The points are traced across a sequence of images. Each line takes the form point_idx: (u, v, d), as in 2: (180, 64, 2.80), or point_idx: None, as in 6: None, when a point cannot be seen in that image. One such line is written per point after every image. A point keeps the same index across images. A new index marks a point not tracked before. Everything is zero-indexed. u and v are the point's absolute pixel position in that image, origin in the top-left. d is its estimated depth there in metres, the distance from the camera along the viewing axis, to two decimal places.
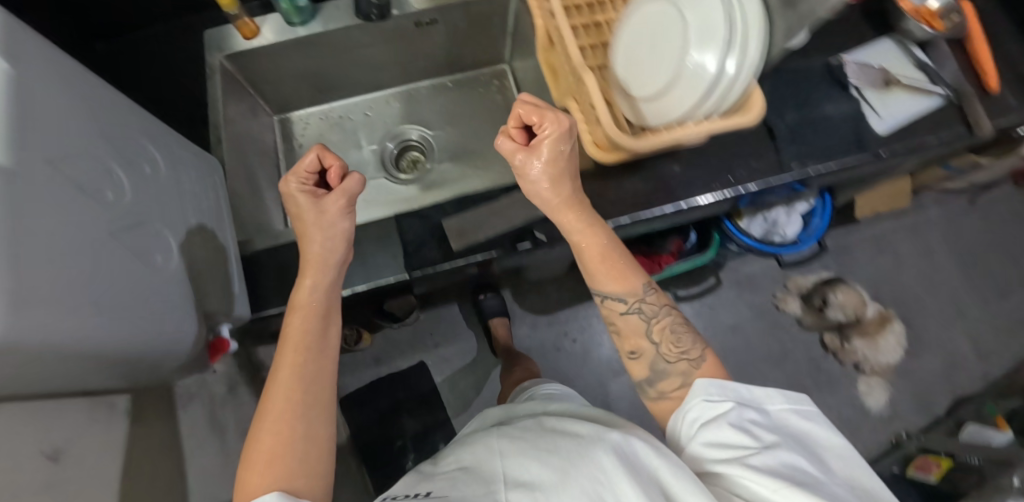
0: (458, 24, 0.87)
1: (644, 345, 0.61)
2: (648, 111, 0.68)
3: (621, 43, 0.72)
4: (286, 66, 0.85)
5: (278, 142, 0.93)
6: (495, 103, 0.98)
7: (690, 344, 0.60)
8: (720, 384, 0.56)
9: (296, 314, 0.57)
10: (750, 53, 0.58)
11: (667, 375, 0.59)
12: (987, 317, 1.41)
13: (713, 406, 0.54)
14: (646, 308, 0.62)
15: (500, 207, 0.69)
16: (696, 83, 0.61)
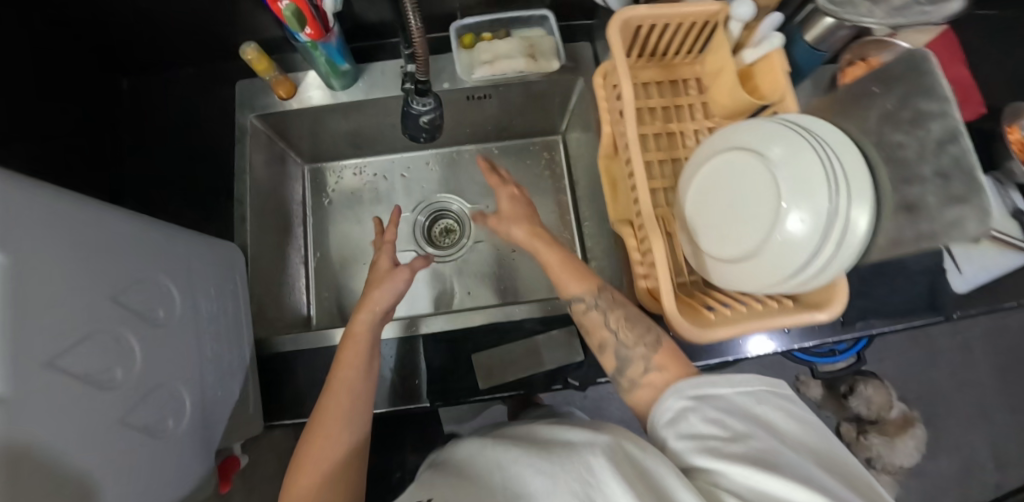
0: (515, 100, 0.79)
1: (605, 336, 0.59)
2: (716, 269, 0.60)
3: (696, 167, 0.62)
4: (326, 126, 0.78)
5: (306, 194, 0.86)
6: (542, 176, 0.90)
7: (644, 328, 0.58)
8: (694, 380, 0.50)
9: (349, 342, 0.59)
10: (851, 242, 0.51)
11: (629, 362, 0.56)
12: (1015, 427, 1.34)
13: (683, 403, 0.49)
14: (604, 301, 0.60)
15: (535, 344, 0.65)
16: (785, 259, 0.53)
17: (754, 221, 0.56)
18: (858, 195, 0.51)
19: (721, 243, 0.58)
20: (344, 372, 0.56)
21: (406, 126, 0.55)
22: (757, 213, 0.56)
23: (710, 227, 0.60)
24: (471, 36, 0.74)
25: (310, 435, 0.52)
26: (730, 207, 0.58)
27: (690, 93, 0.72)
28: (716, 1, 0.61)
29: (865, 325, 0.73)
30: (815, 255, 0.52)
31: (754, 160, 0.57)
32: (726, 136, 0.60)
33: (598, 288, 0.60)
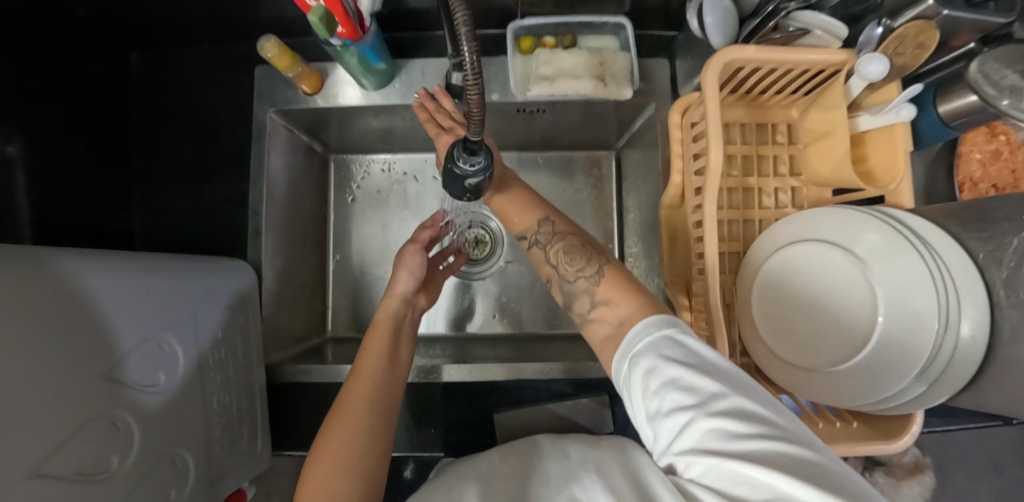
0: (570, 116, 0.69)
1: (549, 272, 0.49)
2: (783, 371, 0.52)
3: (779, 234, 0.54)
4: (355, 123, 0.70)
5: (329, 188, 0.79)
6: (587, 195, 0.81)
7: (587, 258, 0.46)
8: (651, 331, 0.39)
9: (375, 326, 0.52)
10: (955, 369, 0.46)
11: (574, 299, 0.46)
12: None
13: (636, 367, 0.38)
14: (542, 236, 0.50)
15: (562, 410, 0.61)
16: (886, 368, 0.46)
17: (847, 312, 0.49)
18: (968, 329, 0.45)
19: (800, 323, 0.51)
20: (369, 355, 0.48)
21: (448, 183, 0.45)
22: (856, 299, 0.49)
23: (790, 302, 0.52)
24: (531, 39, 0.62)
25: (335, 421, 0.42)
26: (823, 272, 0.51)
27: (779, 140, 0.63)
28: (842, 50, 0.51)
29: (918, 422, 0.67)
30: (912, 387, 0.46)
31: (843, 252, 0.50)
32: (820, 211, 0.52)
33: (539, 220, 0.51)
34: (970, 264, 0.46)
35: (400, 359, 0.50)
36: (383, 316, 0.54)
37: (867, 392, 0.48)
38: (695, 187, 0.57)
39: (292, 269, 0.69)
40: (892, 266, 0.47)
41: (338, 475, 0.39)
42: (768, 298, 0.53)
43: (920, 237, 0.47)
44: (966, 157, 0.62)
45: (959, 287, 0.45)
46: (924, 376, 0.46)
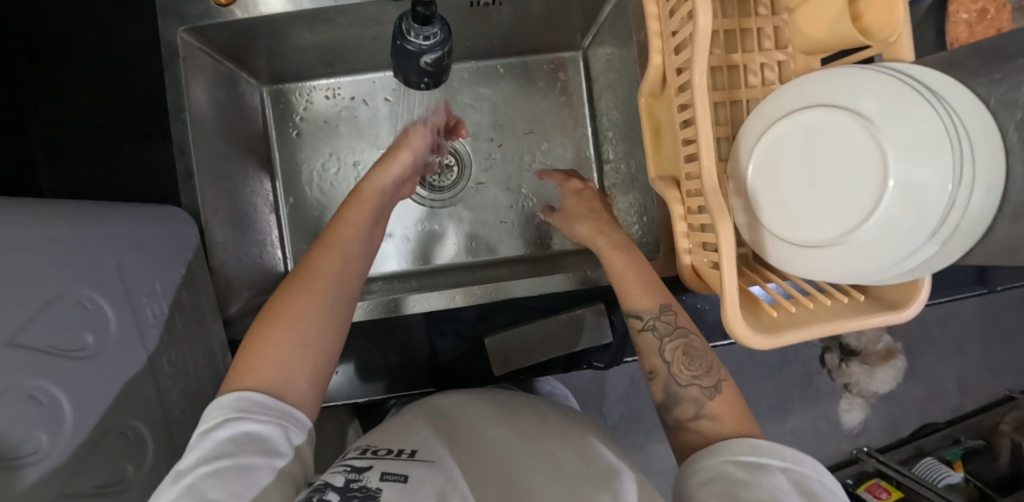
0: (531, 8, 0.61)
1: (658, 365, 0.50)
2: (767, 239, 0.51)
3: (786, 93, 0.50)
4: (286, 39, 0.60)
5: (269, 125, 0.70)
6: (555, 105, 0.74)
7: (705, 367, 0.48)
8: (755, 444, 0.41)
9: (354, 202, 0.52)
10: (966, 216, 0.43)
11: (681, 402, 0.47)
12: (983, 356, 1.42)
13: (731, 469, 0.40)
14: (662, 325, 0.50)
15: (558, 327, 0.57)
16: (890, 218, 0.43)
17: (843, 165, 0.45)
18: (983, 184, 0.42)
19: (793, 166, 0.48)
20: (342, 231, 0.48)
21: (404, 65, 0.40)
22: (856, 149, 0.45)
23: (782, 165, 0.48)
24: None
25: (291, 294, 0.42)
26: (821, 121, 0.46)
27: (761, 12, 0.57)
28: None
29: None
30: (916, 249, 0.44)
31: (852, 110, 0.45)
32: (821, 74, 0.48)
33: (659, 306, 0.51)
34: (982, 109, 0.43)
35: (374, 237, 0.51)
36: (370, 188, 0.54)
37: (873, 259, 0.45)
38: (678, 67, 0.51)
39: (240, 213, 0.61)
40: (898, 111, 0.44)
41: (284, 352, 0.39)
42: (768, 153, 0.50)
43: (932, 92, 0.43)
44: (954, 19, 0.57)
45: (975, 143, 0.42)
46: (936, 237, 0.43)
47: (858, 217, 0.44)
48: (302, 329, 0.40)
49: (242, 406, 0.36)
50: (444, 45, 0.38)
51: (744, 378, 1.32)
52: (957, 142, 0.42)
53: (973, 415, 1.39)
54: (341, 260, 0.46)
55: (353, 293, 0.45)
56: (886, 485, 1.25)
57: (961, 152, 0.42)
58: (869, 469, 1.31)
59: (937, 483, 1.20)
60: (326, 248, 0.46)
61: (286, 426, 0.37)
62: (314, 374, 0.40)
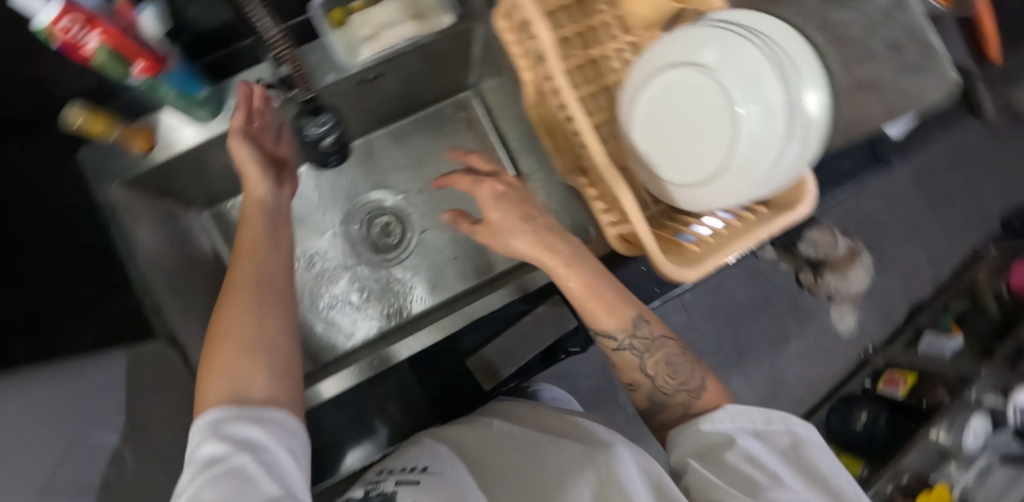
0: (412, 70, 0.68)
1: (641, 379, 0.55)
2: (676, 193, 0.57)
3: (642, 71, 0.57)
4: (211, 163, 0.67)
5: (217, 245, 0.75)
6: (467, 139, 0.81)
7: (688, 373, 0.53)
8: (733, 412, 0.50)
9: (247, 218, 0.56)
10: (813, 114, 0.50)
11: (668, 408, 0.54)
12: (937, 227, 1.52)
13: (709, 436, 0.48)
14: (639, 343, 0.54)
15: (525, 329, 0.61)
16: (758, 146, 0.51)
17: (698, 116, 0.53)
18: (815, 86, 0.49)
19: (671, 126, 0.55)
20: (247, 245, 0.52)
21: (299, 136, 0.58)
22: (711, 100, 0.53)
23: (660, 130, 0.56)
24: (340, 9, 0.58)
25: (226, 313, 0.45)
26: (668, 89, 0.55)
27: (601, 8, 0.63)
28: None
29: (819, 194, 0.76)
30: (789, 148, 0.50)
31: (695, 73, 0.52)
32: (659, 44, 0.56)
33: (633, 322, 0.54)
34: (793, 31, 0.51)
35: (278, 242, 0.54)
36: (250, 205, 0.57)
37: (753, 172, 0.51)
38: (546, 76, 0.58)
39: None
40: (728, 58, 0.51)
41: (235, 360, 0.42)
42: (648, 121, 0.57)
43: (749, 29, 0.51)
44: None
45: (796, 59, 0.50)
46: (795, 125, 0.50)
47: (727, 150, 0.52)
48: (243, 336, 0.43)
49: (214, 416, 0.38)
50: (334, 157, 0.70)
51: (737, 323, 1.38)
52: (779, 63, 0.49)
53: (950, 281, 1.48)
54: (256, 270, 0.49)
55: (283, 293, 0.49)
56: (903, 374, 1.30)
57: (783, 72, 0.49)
58: (880, 365, 1.38)
59: (944, 355, 1.28)
60: (238, 266, 0.50)
61: (262, 420, 0.39)
62: (270, 366, 0.43)
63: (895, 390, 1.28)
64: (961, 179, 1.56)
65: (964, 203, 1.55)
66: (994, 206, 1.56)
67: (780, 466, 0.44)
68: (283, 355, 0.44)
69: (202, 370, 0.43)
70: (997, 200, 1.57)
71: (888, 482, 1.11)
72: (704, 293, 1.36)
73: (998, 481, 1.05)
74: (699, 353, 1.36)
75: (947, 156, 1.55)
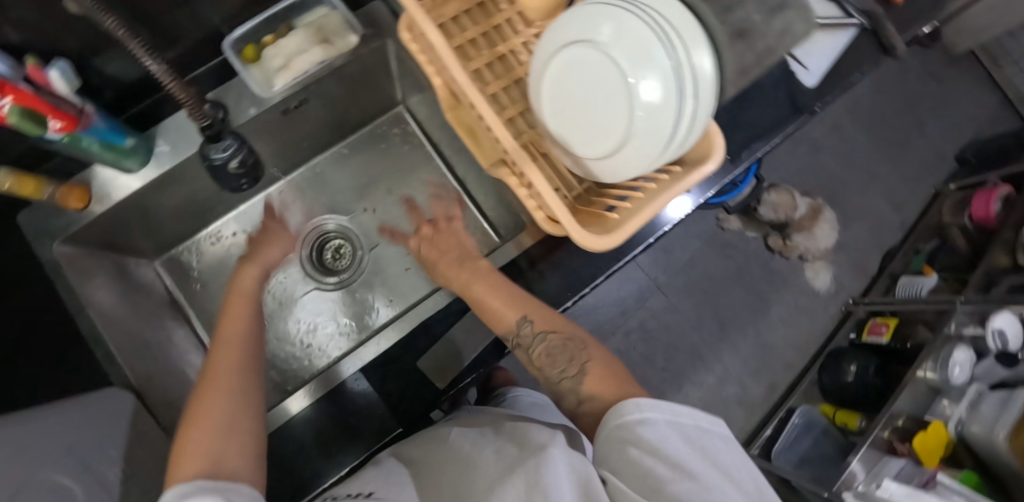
0: (333, 94, 0.70)
1: (538, 371, 0.59)
2: (595, 168, 0.59)
3: (543, 57, 0.58)
4: (151, 212, 0.69)
5: (172, 291, 0.77)
6: (405, 153, 0.83)
7: (568, 361, 0.56)
8: (643, 404, 0.50)
9: (236, 300, 0.60)
10: (702, 73, 0.50)
11: (564, 394, 0.57)
12: (896, 173, 1.55)
13: (617, 433, 0.49)
14: (523, 340, 0.58)
15: (472, 324, 0.65)
16: (653, 115, 0.52)
17: (593, 91, 0.54)
18: (698, 45, 0.50)
19: (575, 106, 0.56)
20: (231, 328, 0.56)
21: (222, 178, 0.55)
22: (604, 76, 0.53)
23: (566, 112, 0.57)
24: (251, 46, 0.63)
25: (208, 388, 0.48)
26: (562, 72, 0.56)
27: (503, 7, 0.67)
28: None
29: (749, 152, 0.77)
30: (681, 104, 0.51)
31: (586, 51, 0.53)
32: (551, 27, 0.56)
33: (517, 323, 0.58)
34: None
35: (259, 325, 0.59)
36: (237, 294, 0.61)
37: (654, 134, 0.53)
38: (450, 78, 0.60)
39: (173, 372, 0.67)
40: (615, 33, 0.52)
41: (212, 434, 0.44)
42: (555, 104, 0.58)
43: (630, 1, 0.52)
44: None
45: (675, 22, 0.50)
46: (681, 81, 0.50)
47: (626, 121, 0.53)
48: (220, 411, 0.46)
49: (185, 488, 0.39)
50: (250, 184, 0.59)
51: (716, 297, 1.39)
52: (661, 30, 0.50)
53: (918, 224, 1.50)
54: (242, 352, 0.53)
55: (261, 375, 0.53)
56: (885, 321, 1.32)
57: (666, 38, 0.50)
58: (862, 315, 1.39)
59: (923, 294, 1.30)
60: (221, 346, 0.53)
61: (228, 491, 0.40)
62: (238, 440, 0.45)
63: (880, 337, 1.29)
64: (912, 124, 1.59)
65: (919, 146, 1.58)
66: (949, 144, 1.59)
67: (686, 454, 0.46)
68: (249, 431, 0.47)
69: (174, 450, 0.44)
70: (950, 139, 1.59)
71: (884, 429, 1.11)
72: (679, 272, 1.38)
73: (988, 410, 1.05)
74: (683, 332, 1.36)
75: (893, 103, 1.59)
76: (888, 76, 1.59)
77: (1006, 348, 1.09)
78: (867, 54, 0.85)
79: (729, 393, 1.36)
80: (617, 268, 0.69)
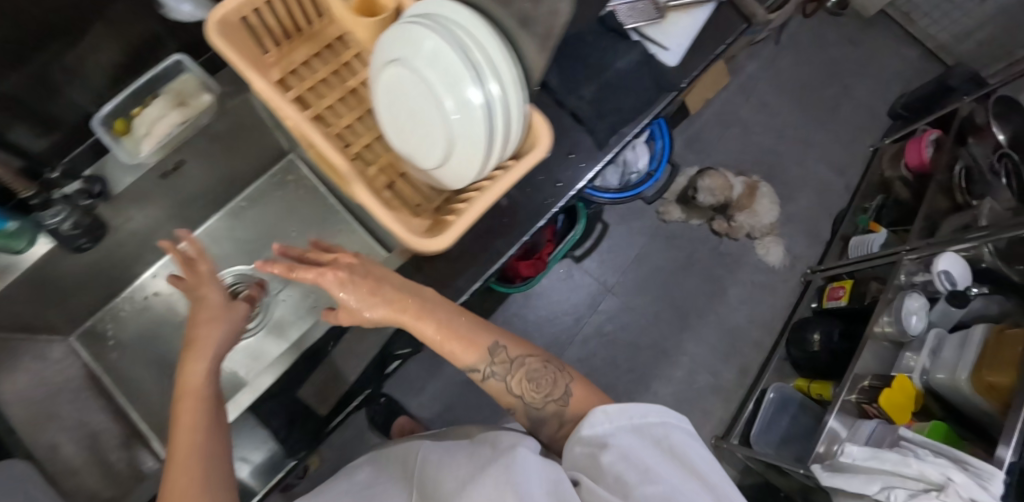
0: (211, 155, 0.74)
1: (514, 400, 0.60)
2: (443, 176, 0.60)
3: (376, 81, 0.60)
4: (52, 290, 0.71)
5: (89, 362, 0.80)
6: (303, 197, 0.86)
7: (550, 385, 0.59)
8: (609, 412, 0.53)
9: (185, 398, 0.53)
10: (505, 74, 0.51)
11: (545, 421, 0.59)
12: (832, 137, 1.55)
13: (585, 448, 0.52)
14: (500, 370, 0.59)
15: (348, 344, 0.62)
16: (470, 121, 0.52)
17: (417, 104, 0.56)
18: (495, 50, 0.51)
19: (411, 122, 0.58)
20: (185, 438, 0.50)
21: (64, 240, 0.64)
22: (422, 91, 0.55)
23: (405, 128, 0.59)
24: (122, 120, 0.68)
25: None
26: (391, 91, 0.58)
27: (350, 46, 0.70)
28: None
29: (619, 137, 0.75)
30: (486, 101, 0.51)
31: (402, 71, 0.55)
32: (376, 52, 0.58)
33: (490, 352, 0.59)
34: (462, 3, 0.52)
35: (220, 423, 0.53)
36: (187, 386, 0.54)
37: (472, 136, 0.53)
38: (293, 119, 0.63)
39: (77, 439, 0.68)
40: (423, 48, 0.52)
41: None
42: (395, 123, 0.60)
43: (431, 17, 0.53)
44: None
45: (471, 31, 0.51)
46: (484, 78, 0.51)
47: (449, 130, 0.54)
48: None
49: None
50: (94, 241, 0.69)
51: (670, 288, 1.37)
52: (459, 42, 0.51)
53: (861, 183, 1.50)
54: (204, 469, 0.48)
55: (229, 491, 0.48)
56: (841, 284, 1.30)
57: (464, 49, 0.51)
58: (821, 282, 1.37)
59: (873, 250, 1.28)
60: (177, 467, 0.48)
61: None
62: None
63: (839, 300, 1.27)
64: (839, 88, 1.60)
65: (850, 108, 1.59)
66: (881, 101, 1.60)
67: (654, 455, 0.49)
68: None
69: None
70: (879, 96, 1.60)
71: (850, 392, 1.09)
72: (628, 270, 1.37)
73: (948, 353, 1.02)
74: (642, 330, 1.34)
75: (816, 72, 1.61)
76: (806, 46, 1.62)
77: (954, 288, 1.07)
78: (729, 25, 0.87)
79: (701, 383, 1.34)
80: (494, 271, 0.69)
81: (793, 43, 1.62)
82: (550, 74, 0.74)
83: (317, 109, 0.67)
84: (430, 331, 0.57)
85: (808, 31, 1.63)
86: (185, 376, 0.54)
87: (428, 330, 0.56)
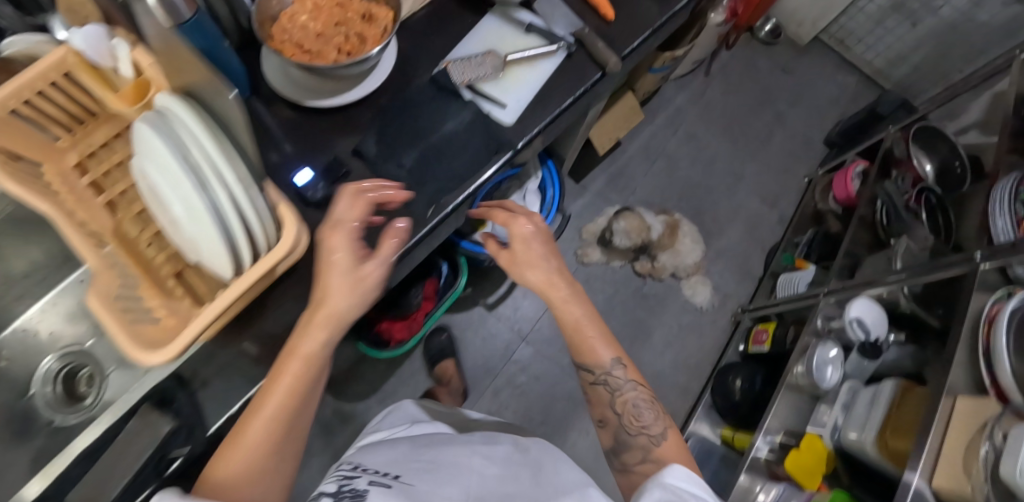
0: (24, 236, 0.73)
1: (609, 416, 0.65)
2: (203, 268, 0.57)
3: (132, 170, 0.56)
4: None
5: None
6: None
7: (653, 420, 0.63)
8: (689, 474, 0.53)
9: (292, 359, 0.52)
10: (230, 178, 0.48)
11: (631, 447, 0.62)
12: (765, 168, 1.49)
13: (667, 493, 0.50)
14: (613, 382, 0.64)
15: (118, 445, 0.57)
16: (199, 224, 0.49)
17: (158, 201, 0.52)
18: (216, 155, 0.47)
19: (161, 216, 0.54)
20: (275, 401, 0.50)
21: None
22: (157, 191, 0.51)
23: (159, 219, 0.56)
24: None
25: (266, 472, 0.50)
26: (139, 183, 0.54)
27: None
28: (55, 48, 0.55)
29: (440, 207, 0.70)
30: (210, 207, 0.47)
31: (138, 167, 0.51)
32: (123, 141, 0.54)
33: (615, 364, 0.64)
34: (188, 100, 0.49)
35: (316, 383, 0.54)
36: (297, 352, 0.52)
37: (208, 243, 0.50)
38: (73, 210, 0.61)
39: None
40: (148, 148, 0.48)
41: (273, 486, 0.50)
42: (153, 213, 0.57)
43: (157, 114, 0.49)
44: (296, 21, 0.70)
45: (192, 133, 0.47)
46: (206, 182, 0.47)
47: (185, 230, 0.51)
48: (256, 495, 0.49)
49: None
50: None
51: None
52: (178, 145, 0.47)
53: (794, 216, 1.43)
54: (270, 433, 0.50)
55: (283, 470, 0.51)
56: (765, 326, 1.24)
57: (183, 153, 0.47)
58: (749, 324, 1.30)
59: (799, 290, 1.21)
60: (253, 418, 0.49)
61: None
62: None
63: (762, 344, 1.20)
64: (771, 116, 1.54)
65: (783, 136, 1.53)
66: (817, 129, 1.54)
67: None
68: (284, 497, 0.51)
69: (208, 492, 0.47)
70: (814, 124, 1.54)
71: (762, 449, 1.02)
72: (545, 316, 1.32)
73: (859, 409, 0.93)
74: (559, 378, 1.28)
75: (748, 101, 1.55)
76: (736, 76, 1.57)
77: (868, 337, 0.99)
78: (580, 72, 0.81)
79: None
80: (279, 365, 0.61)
81: (723, 73, 1.57)
82: (368, 143, 0.71)
83: (111, 195, 0.66)
84: (570, 313, 0.64)
85: (738, 59, 1.58)
86: (303, 337, 0.52)
87: (570, 314, 0.64)
